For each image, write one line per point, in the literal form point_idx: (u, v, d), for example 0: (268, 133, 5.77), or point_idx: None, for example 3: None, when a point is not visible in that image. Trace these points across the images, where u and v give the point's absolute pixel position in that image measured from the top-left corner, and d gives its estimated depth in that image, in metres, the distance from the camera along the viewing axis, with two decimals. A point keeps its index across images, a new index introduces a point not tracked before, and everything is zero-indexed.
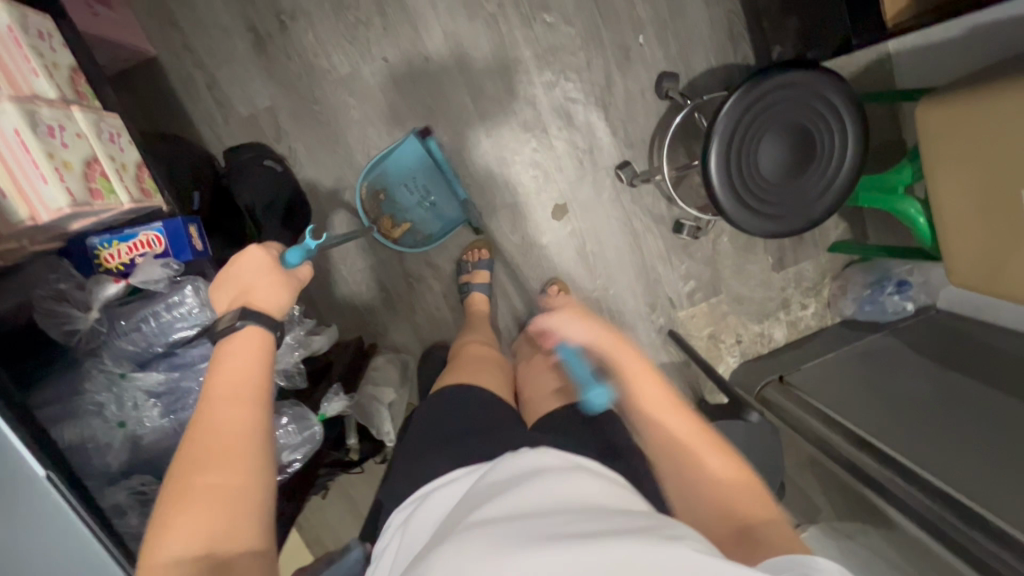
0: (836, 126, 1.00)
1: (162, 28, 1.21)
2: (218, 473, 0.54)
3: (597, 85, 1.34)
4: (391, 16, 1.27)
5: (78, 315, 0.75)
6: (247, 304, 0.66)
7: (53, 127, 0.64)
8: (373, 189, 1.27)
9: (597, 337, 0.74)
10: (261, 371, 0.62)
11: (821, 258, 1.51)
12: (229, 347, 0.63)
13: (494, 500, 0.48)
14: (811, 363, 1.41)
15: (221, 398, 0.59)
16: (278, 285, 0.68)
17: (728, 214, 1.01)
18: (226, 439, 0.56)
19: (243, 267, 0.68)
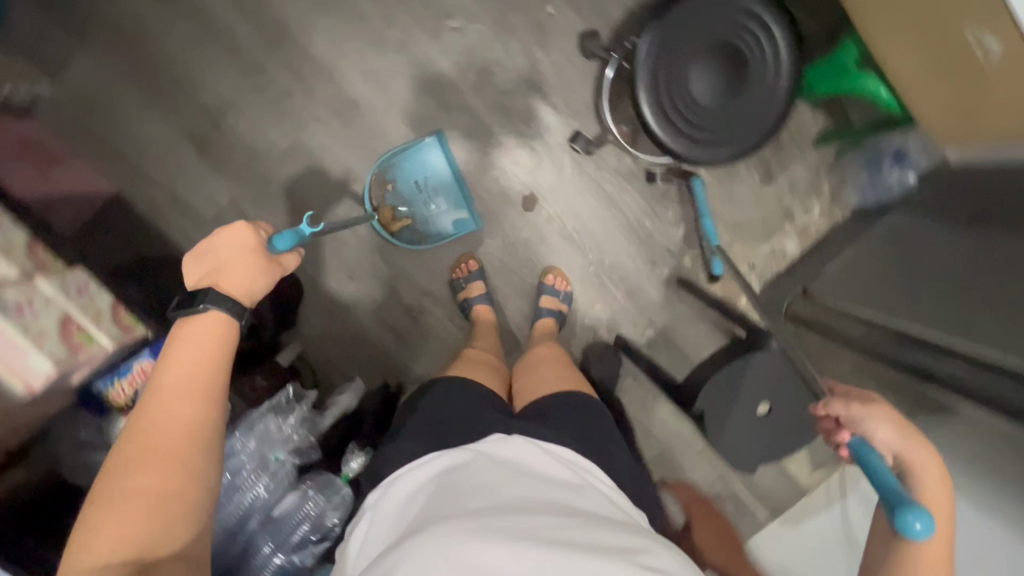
0: (769, 46, 0.95)
1: (113, 165, 1.27)
2: (156, 476, 0.57)
3: (523, 70, 1.33)
4: (308, 78, 1.30)
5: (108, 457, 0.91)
6: (215, 285, 0.68)
7: (21, 305, 0.69)
8: (383, 179, 1.32)
9: (917, 456, 0.69)
10: (216, 364, 0.65)
11: (808, 156, 1.44)
12: (193, 332, 0.65)
13: (471, 497, 0.54)
14: (831, 266, 1.35)
15: (176, 393, 0.61)
16: (253, 271, 0.70)
17: (672, 149, 0.97)
18: (174, 444, 0.59)
19: (222, 242, 0.70)
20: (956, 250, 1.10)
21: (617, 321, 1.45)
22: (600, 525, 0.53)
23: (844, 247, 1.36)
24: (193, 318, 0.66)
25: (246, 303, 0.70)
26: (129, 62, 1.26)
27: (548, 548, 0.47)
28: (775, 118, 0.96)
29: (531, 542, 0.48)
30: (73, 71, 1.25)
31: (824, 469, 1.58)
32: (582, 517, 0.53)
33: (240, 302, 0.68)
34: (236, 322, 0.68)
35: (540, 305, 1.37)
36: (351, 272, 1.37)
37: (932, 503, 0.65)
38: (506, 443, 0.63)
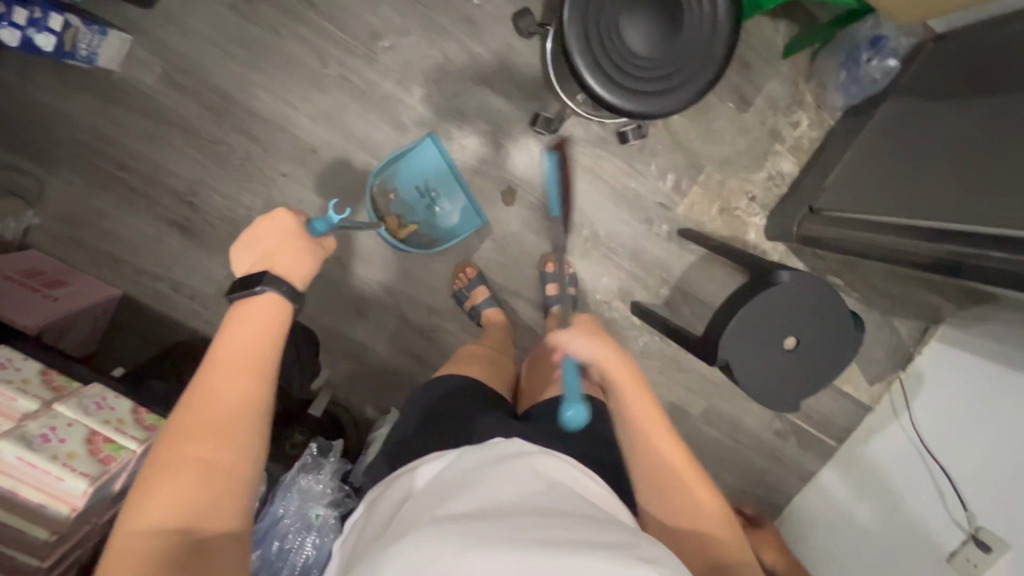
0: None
1: (115, 270, 1.33)
2: (209, 446, 0.56)
3: (467, 67, 1.31)
4: (265, 137, 1.31)
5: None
6: (270, 268, 0.70)
7: (47, 433, 0.74)
8: (384, 188, 1.33)
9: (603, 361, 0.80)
10: (271, 340, 0.65)
11: (781, 69, 1.37)
12: (246, 313, 0.66)
13: (456, 500, 0.56)
14: (833, 176, 1.29)
15: (229, 368, 0.61)
16: (301, 253, 0.72)
17: (608, 103, 0.93)
18: (226, 417, 0.58)
19: (270, 230, 0.73)
20: (956, 125, 1.03)
21: (628, 289, 1.42)
22: (590, 524, 0.54)
23: (842, 154, 1.29)
24: (251, 298, 0.66)
25: (301, 287, 0.71)
26: (99, 170, 1.31)
27: (541, 548, 0.49)
28: (717, 60, 0.94)
29: (524, 546, 0.49)
30: (52, 194, 1.31)
31: (882, 381, 1.51)
32: (572, 518, 0.55)
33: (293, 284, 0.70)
34: (293, 306, 0.68)
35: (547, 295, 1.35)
36: (357, 311, 1.39)
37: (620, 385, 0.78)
38: (503, 444, 0.66)
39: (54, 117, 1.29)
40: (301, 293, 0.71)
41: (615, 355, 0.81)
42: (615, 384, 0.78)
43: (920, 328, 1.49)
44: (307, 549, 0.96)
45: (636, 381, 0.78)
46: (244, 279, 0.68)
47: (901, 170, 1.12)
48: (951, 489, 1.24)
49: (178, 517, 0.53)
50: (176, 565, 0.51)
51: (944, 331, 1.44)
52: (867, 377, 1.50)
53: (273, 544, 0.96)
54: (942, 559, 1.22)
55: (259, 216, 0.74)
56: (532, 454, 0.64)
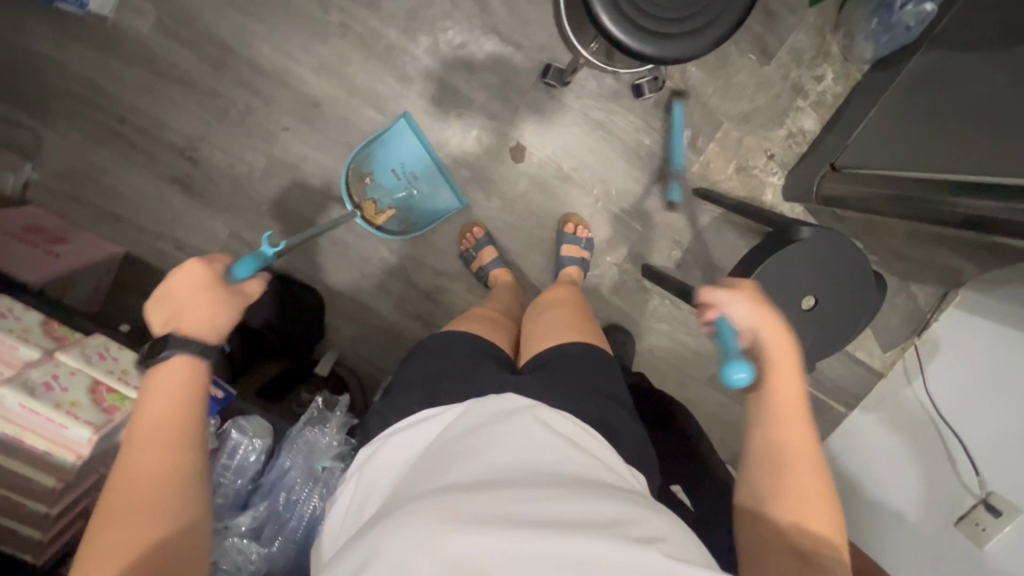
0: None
1: (116, 228, 1.31)
2: (140, 527, 0.52)
3: (475, 16, 1.25)
4: (265, 90, 1.27)
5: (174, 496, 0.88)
6: (175, 329, 0.61)
7: (48, 381, 0.73)
8: (359, 172, 1.28)
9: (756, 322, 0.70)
10: (189, 402, 0.59)
11: (806, 19, 1.30)
12: (160, 379, 0.59)
13: (449, 473, 0.54)
14: (858, 131, 1.23)
15: (145, 444, 0.56)
16: (215, 306, 0.62)
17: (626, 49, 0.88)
18: (148, 494, 0.54)
19: (180, 285, 0.62)
20: (994, 73, 0.97)
21: (640, 251, 1.38)
22: (590, 493, 0.52)
23: (868, 109, 1.23)
24: (159, 366, 0.59)
25: (217, 339, 0.62)
26: (96, 125, 1.27)
27: (527, 531, 0.47)
28: (743, 3, 0.89)
29: (517, 527, 0.47)
30: (50, 148, 1.28)
31: (896, 347, 1.48)
32: (570, 485, 0.53)
33: (203, 340, 0.61)
34: (206, 363, 0.61)
35: (562, 255, 1.31)
36: (362, 271, 1.37)
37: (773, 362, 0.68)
38: (501, 400, 0.64)
39: (48, 68, 1.25)
40: (215, 349, 0.62)
41: (774, 328, 0.69)
42: (769, 355, 0.69)
43: (939, 293, 1.45)
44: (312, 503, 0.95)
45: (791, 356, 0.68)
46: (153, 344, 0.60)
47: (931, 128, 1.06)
48: (963, 453, 1.22)
49: None
50: None
51: (964, 297, 1.40)
52: (881, 342, 1.48)
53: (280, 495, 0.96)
54: (948, 523, 1.21)
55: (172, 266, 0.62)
56: (534, 412, 0.61)
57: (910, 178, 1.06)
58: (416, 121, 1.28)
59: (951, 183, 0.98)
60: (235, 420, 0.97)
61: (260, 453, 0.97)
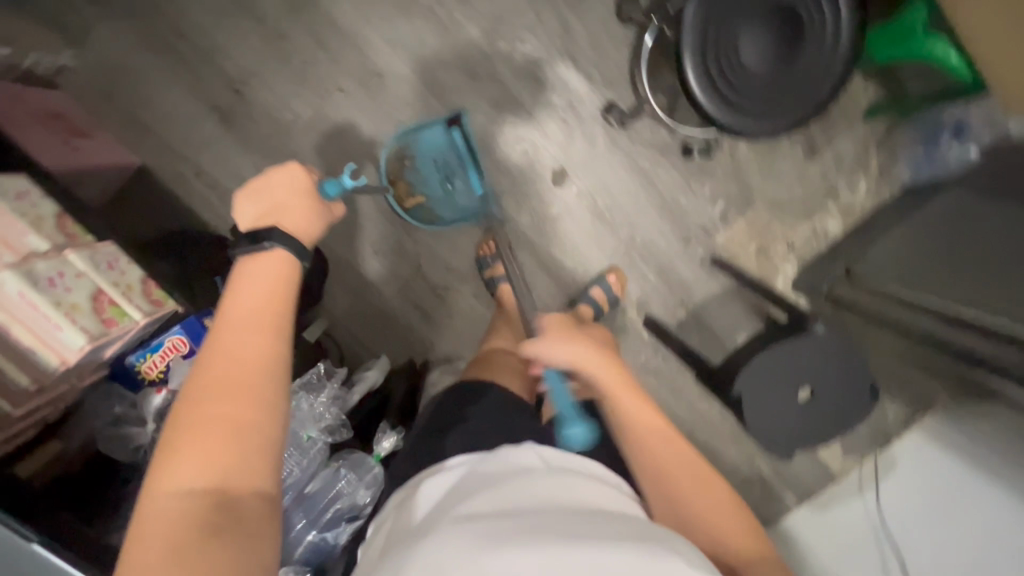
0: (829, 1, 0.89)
1: (140, 137, 1.26)
2: (235, 403, 0.52)
3: (556, 37, 1.26)
4: (333, 47, 1.25)
5: (139, 433, 0.80)
6: (274, 223, 0.65)
7: (53, 277, 0.69)
8: (400, 152, 1.25)
9: (577, 357, 0.77)
10: (286, 295, 0.60)
11: (857, 130, 1.34)
12: (256, 268, 0.60)
13: (479, 497, 0.54)
14: (879, 245, 1.28)
15: (242, 325, 0.56)
16: (309, 213, 0.68)
17: (709, 118, 0.91)
18: (243, 373, 0.53)
19: (277, 185, 0.68)
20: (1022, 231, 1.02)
21: (646, 301, 1.41)
22: (620, 522, 0.53)
23: (892, 227, 1.29)
24: (257, 256, 0.61)
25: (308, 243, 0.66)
26: (151, 31, 1.23)
27: (566, 544, 0.47)
28: (825, 98, 0.92)
29: (556, 541, 0.47)
30: (96, 40, 1.23)
31: (857, 456, 1.53)
32: (603, 517, 0.54)
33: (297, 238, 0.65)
34: (301, 263, 0.63)
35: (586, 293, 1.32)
36: (376, 248, 1.35)
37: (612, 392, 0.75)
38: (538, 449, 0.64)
39: None
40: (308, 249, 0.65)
41: (593, 359, 0.77)
42: (608, 391, 0.75)
43: (910, 415, 1.50)
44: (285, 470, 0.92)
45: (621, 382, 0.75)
46: (250, 233, 0.62)
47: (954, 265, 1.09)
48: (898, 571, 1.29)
49: (207, 478, 0.49)
50: (208, 523, 0.47)
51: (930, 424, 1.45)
52: (843, 447, 1.54)
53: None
54: None
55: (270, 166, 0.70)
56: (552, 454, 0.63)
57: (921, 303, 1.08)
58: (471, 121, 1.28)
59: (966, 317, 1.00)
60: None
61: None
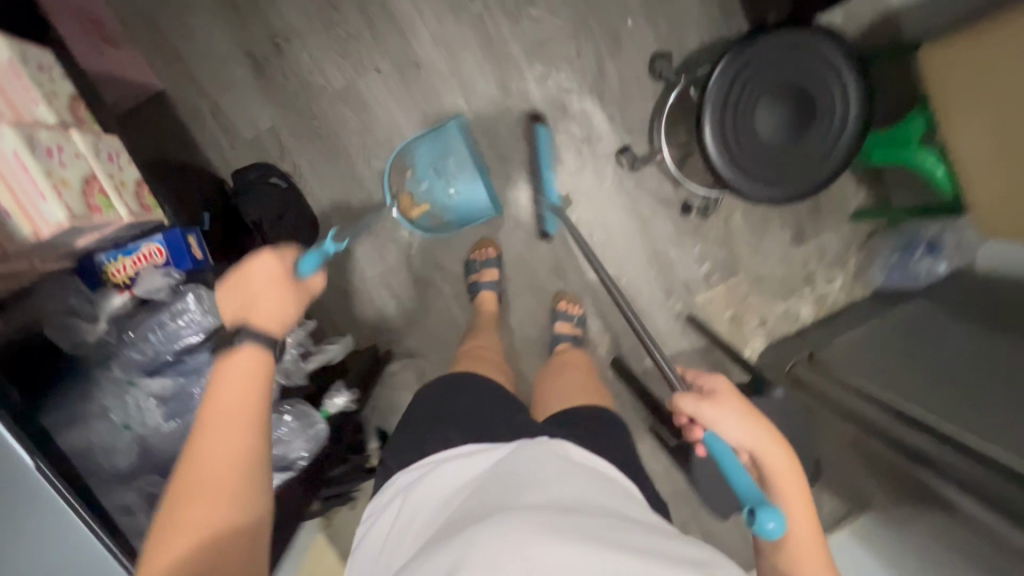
0: (844, 92, 0.95)
1: (167, 62, 1.27)
2: (203, 504, 0.53)
3: (589, 74, 1.31)
4: (379, 28, 1.29)
5: (86, 328, 0.75)
6: (244, 320, 0.62)
7: (52, 148, 0.67)
8: (402, 166, 1.26)
9: (757, 447, 0.66)
10: (260, 388, 0.60)
11: (842, 228, 1.42)
12: (230, 364, 0.60)
13: (522, 493, 0.61)
14: (842, 337, 1.34)
15: (217, 425, 0.56)
16: (283, 300, 0.64)
17: (720, 176, 0.98)
18: (218, 476, 0.54)
19: (252, 276, 0.64)
20: (977, 351, 1.07)
21: (616, 342, 1.42)
22: (652, 531, 0.60)
23: (859, 324, 1.35)
24: (228, 351, 0.60)
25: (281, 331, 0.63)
26: None
27: (612, 549, 0.54)
28: (826, 179, 0.98)
29: (604, 542, 0.55)
30: None
31: None
32: (629, 520, 0.61)
33: (268, 331, 0.62)
34: (274, 352, 0.62)
35: (555, 331, 1.34)
36: (369, 227, 1.36)
37: (787, 503, 0.64)
38: (549, 448, 0.70)
39: None
40: (280, 339, 0.63)
41: (775, 446, 0.65)
42: (780, 489, 0.64)
43: (843, 511, 1.53)
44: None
45: (802, 494, 0.64)
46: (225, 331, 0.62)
47: (910, 369, 1.14)
48: None
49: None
50: None
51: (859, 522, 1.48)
52: None
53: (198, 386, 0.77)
54: None
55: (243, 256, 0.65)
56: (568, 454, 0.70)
57: (874, 394, 1.12)
58: (491, 129, 1.33)
59: (903, 412, 1.05)
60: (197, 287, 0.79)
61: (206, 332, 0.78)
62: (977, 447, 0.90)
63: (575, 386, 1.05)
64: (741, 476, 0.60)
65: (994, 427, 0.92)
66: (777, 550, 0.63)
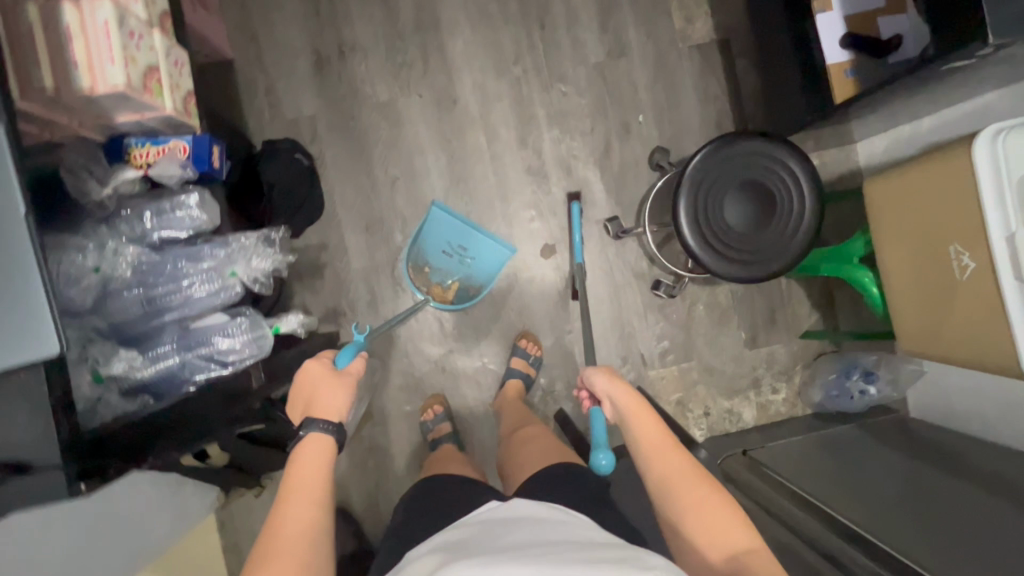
0: (798, 198, 1.10)
1: (243, 40, 1.45)
2: (286, 562, 0.72)
3: (597, 149, 1.49)
4: (431, 64, 1.49)
5: (93, 186, 0.79)
6: (314, 407, 0.91)
7: (135, 33, 0.77)
8: (416, 266, 1.44)
9: (614, 391, 0.96)
10: (324, 472, 0.83)
11: (793, 344, 1.52)
12: (304, 455, 0.85)
13: (484, 544, 0.70)
14: (777, 442, 1.39)
15: (294, 501, 0.79)
16: (334, 390, 0.93)
17: (689, 246, 1.10)
18: (293, 538, 0.75)
19: (310, 380, 0.95)
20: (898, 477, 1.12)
21: (564, 395, 1.48)
22: (597, 565, 0.62)
23: (794, 434, 1.41)
24: (302, 444, 0.86)
25: (337, 418, 0.91)
26: None
27: None
28: (782, 266, 1.10)
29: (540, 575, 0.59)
30: None
31: None
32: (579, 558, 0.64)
33: (330, 421, 0.89)
34: (336, 440, 0.88)
35: (511, 365, 1.42)
36: (367, 224, 1.46)
37: (636, 415, 0.91)
38: (518, 511, 0.78)
39: None
40: (337, 424, 0.89)
41: (626, 390, 0.94)
42: (629, 411, 0.92)
43: None
44: (194, 291, 0.83)
45: (644, 408, 0.92)
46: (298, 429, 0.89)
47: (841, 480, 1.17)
48: None
49: None
50: None
51: None
52: None
53: (171, 264, 0.82)
54: None
55: (299, 369, 0.97)
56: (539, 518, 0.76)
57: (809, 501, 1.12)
58: (502, 171, 1.48)
59: (828, 515, 1.07)
60: (202, 190, 0.86)
61: (198, 227, 0.85)
62: (888, 553, 0.93)
63: (544, 448, 1.10)
64: (597, 429, 1.05)
65: (911, 542, 0.94)
66: (640, 455, 0.88)
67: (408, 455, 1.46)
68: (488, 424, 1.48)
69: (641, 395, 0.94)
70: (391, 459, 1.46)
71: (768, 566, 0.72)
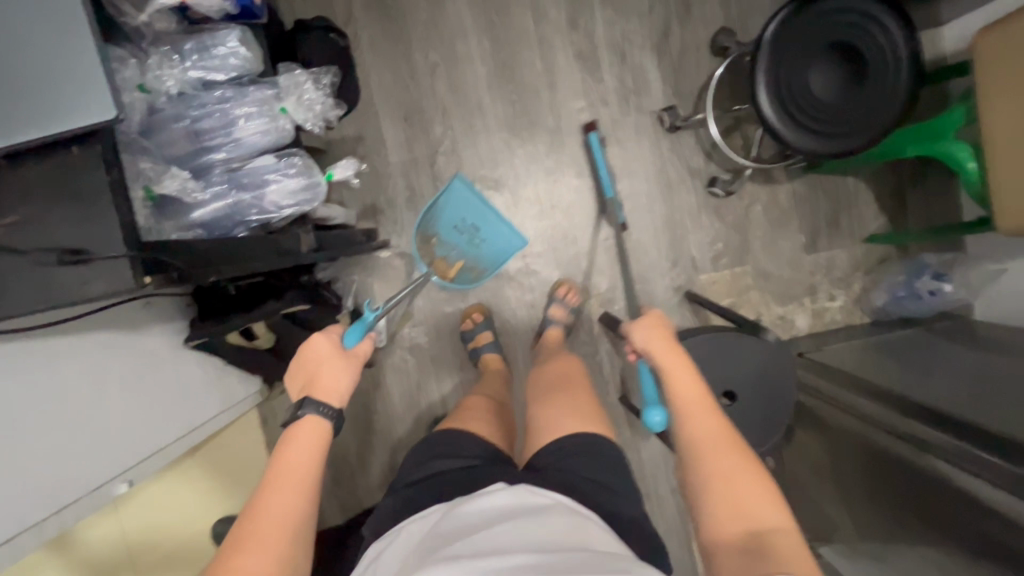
0: (891, 63, 0.99)
1: None
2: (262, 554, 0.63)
3: (655, 32, 1.37)
4: None
5: (127, 8, 0.76)
6: (313, 387, 0.78)
7: None
8: (426, 236, 1.31)
9: (649, 341, 0.85)
10: (315, 457, 0.72)
11: (855, 248, 1.43)
12: (296, 437, 0.73)
13: (467, 540, 0.64)
14: (838, 344, 1.32)
15: (279, 487, 0.69)
16: (337, 370, 0.79)
17: (761, 109, 1.02)
18: (273, 529, 0.65)
19: (310, 355, 0.80)
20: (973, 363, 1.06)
21: (610, 299, 1.42)
22: None
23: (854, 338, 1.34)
24: (295, 424, 0.75)
25: (338, 402, 0.78)
26: None
27: None
28: (859, 139, 1.00)
29: None
30: None
31: None
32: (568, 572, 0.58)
33: (329, 404, 0.77)
34: (334, 424, 0.76)
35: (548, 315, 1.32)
36: (406, 114, 1.37)
37: (669, 369, 0.81)
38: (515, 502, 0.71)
39: None
40: (338, 412, 0.77)
41: (666, 345, 0.83)
42: (664, 365, 0.81)
43: None
44: (243, 132, 0.84)
45: (682, 364, 0.81)
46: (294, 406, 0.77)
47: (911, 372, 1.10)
48: None
49: None
50: None
51: None
52: None
53: (219, 103, 0.83)
54: None
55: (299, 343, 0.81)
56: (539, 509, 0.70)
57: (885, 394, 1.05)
58: (550, 56, 1.37)
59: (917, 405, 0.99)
60: (243, 28, 0.84)
61: (244, 67, 0.84)
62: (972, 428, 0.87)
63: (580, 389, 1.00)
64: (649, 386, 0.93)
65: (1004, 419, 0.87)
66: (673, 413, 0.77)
67: (448, 356, 1.43)
68: (530, 328, 1.44)
69: (690, 362, 0.82)
70: (432, 361, 1.43)
71: (798, 553, 0.61)
